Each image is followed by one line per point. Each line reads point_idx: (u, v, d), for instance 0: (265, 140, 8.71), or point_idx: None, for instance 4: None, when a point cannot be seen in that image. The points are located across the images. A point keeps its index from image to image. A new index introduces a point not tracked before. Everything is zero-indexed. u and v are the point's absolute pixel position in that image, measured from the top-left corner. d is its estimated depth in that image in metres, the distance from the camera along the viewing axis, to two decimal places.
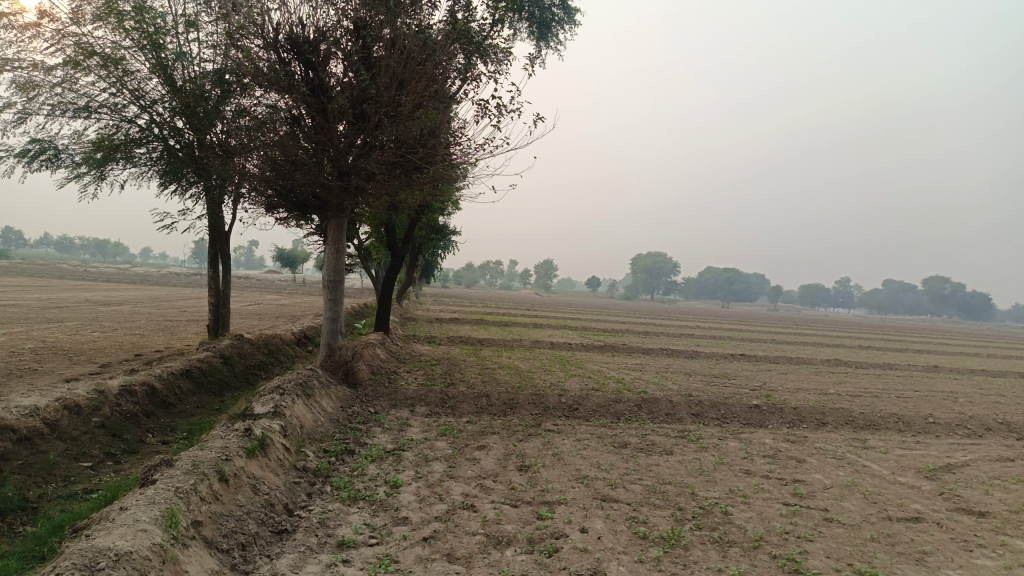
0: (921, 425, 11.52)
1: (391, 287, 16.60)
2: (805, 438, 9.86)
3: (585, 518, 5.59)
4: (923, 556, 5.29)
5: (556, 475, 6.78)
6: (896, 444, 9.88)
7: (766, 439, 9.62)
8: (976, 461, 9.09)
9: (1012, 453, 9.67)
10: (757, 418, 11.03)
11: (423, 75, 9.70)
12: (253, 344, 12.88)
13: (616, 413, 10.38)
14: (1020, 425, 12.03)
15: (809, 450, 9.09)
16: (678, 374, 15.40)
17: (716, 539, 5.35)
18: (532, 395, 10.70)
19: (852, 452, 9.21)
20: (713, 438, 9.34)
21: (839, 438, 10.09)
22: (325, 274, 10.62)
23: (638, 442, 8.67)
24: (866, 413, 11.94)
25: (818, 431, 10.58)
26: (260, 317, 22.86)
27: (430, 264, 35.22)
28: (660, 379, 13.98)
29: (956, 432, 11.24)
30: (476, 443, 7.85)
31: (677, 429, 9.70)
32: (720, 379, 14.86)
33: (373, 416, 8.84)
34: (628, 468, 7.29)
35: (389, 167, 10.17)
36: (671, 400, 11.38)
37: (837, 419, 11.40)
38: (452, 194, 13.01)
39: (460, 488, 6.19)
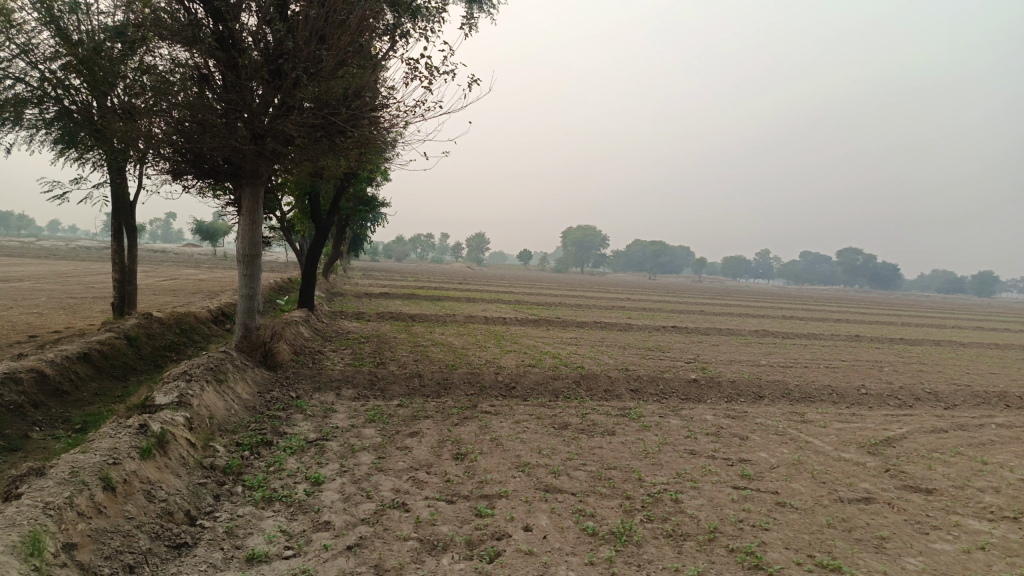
0: (855, 396, 11.53)
1: (315, 261, 15.68)
2: (746, 413, 9.67)
3: (528, 514, 5.09)
4: (882, 543, 5.03)
5: (495, 464, 6.26)
6: (833, 418, 9.80)
7: (708, 415, 9.34)
8: (912, 433, 9.04)
9: (944, 424, 9.71)
10: (696, 392, 10.82)
11: (347, 29, 8.89)
12: (162, 323, 11.83)
13: (555, 391, 9.95)
14: (946, 393, 12.21)
15: (750, 426, 8.85)
16: (613, 347, 15.15)
17: (669, 533, 4.95)
18: (467, 373, 10.14)
19: (793, 427, 9.03)
20: (655, 416, 9.02)
21: (778, 412, 9.93)
22: (239, 247, 9.73)
23: (579, 422, 8.25)
24: (801, 385, 11.89)
25: (757, 405, 10.41)
26: (175, 292, 21.52)
27: (358, 237, 34.06)
28: (596, 353, 13.68)
29: (888, 403, 11.31)
30: (408, 430, 7.25)
31: (618, 407, 9.33)
32: (655, 353, 14.67)
33: (293, 402, 8.12)
34: (571, 452, 6.84)
35: (310, 128, 9.37)
36: (610, 375, 11.03)
37: (773, 392, 11.30)
38: (380, 160, 12.23)
39: (390, 482, 5.60)
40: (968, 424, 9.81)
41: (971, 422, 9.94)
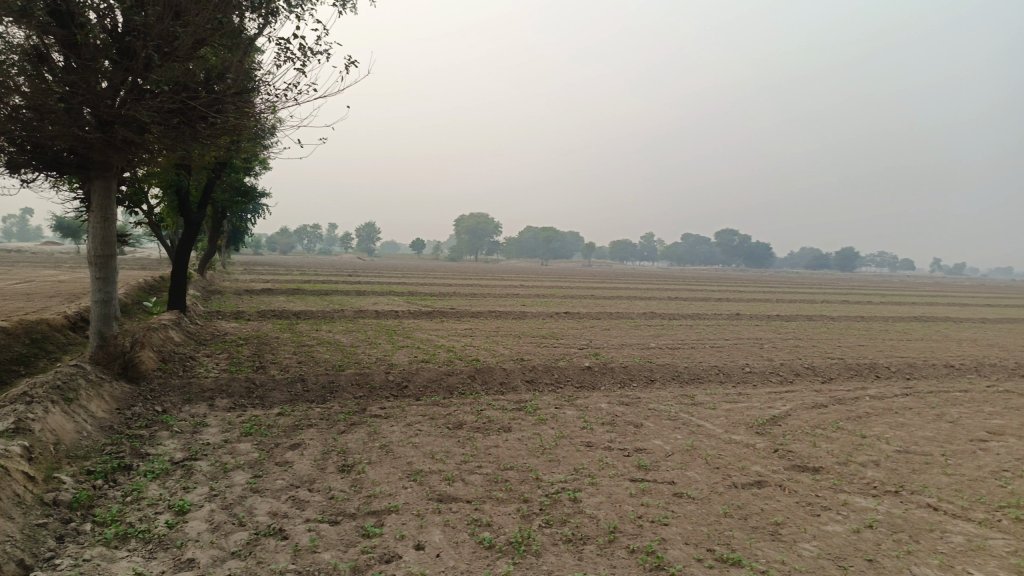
0: (740, 374, 11.82)
1: (186, 259, 14.55)
2: (639, 398, 9.65)
3: (420, 530, 4.73)
4: (776, 529, 4.99)
5: (384, 474, 5.85)
6: (722, 398, 9.96)
7: (602, 403, 9.24)
8: (795, 410, 9.29)
9: (823, 398, 10.08)
10: (590, 380, 10.76)
11: (205, 5, 8.09)
12: (8, 334, 10.57)
13: (449, 387, 9.59)
14: (822, 367, 12.78)
15: (645, 411, 8.78)
16: (507, 336, 14.95)
17: (568, 537, 4.72)
18: (355, 373, 9.59)
19: (685, 410, 9.06)
20: (551, 407, 8.84)
21: (670, 395, 9.98)
22: (90, 248, 8.82)
23: (474, 420, 7.93)
24: (689, 366, 12.08)
25: (649, 390, 10.45)
26: (29, 297, 19.56)
27: (237, 229, 32.19)
28: (490, 344, 13.42)
29: (770, 380, 11.69)
30: (288, 442, 6.70)
31: (513, 401, 9.07)
32: (549, 341, 14.59)
33: (159, 418, 7.36)
34: (465, 454, 6.51)
35: (167, 114, 8.53)
36: (504, 367, 10.77)
37: (664, 375, 11.42)
38: (252, 148, 11.43)
39: (267, 505, 5.09)
40: (844, 398, 10.22)
41: (847, 395, 10.38)
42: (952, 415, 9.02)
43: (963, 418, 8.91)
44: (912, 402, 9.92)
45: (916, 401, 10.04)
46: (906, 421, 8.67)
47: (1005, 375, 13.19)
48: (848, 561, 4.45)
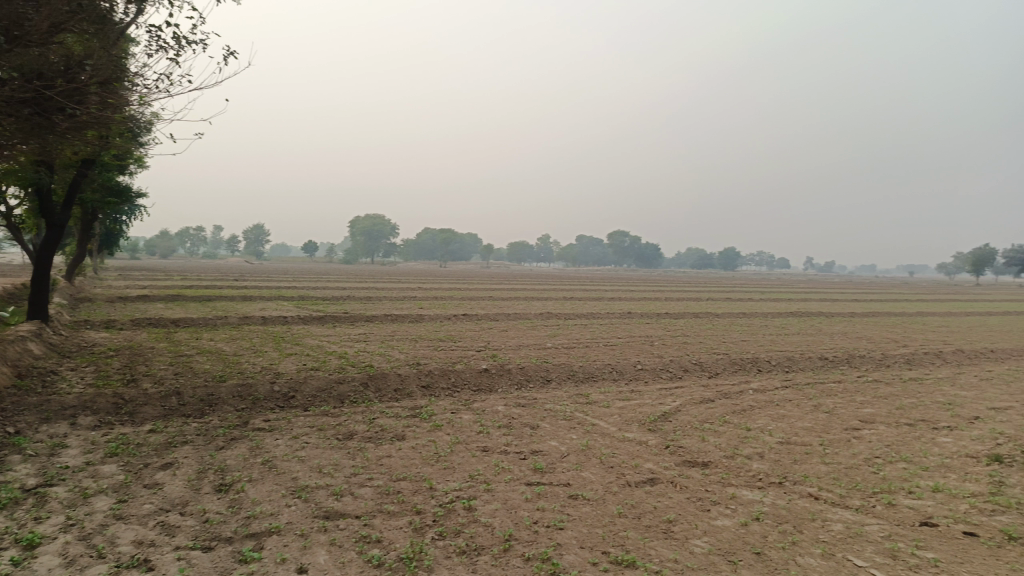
0: (632, 371, 12.00)
1: (48, 264, 13.36)
2: (535, 399, 9.58)
3: (304, 551, 4.44)
4: (669, 527, 4.98)
5: (266, 493, 5.48)
6: (616, 395, 10.03)
7: (498, 405, 9.11)
8: (685, 405, 9.42)
9: (711, 393, 10.36)
10: (486, 383, 10.62)
11: None
12: None
13: (339, 396, 9.20)
14: (709, 363, 13.20)
15: (540, 412, 8.69)
16: (402, 341, 14.61)
17: (462, 549, 4.56)
18: (238, 385, 9.03)
19: (580, 408, 9.03)
20: (446, 413, 8.62)
21: (565, 394, 9.96)
22: None
23: (365, 430, 7.61)
24: (584, 365, 12.16)
25: (545, 390, 10.42)
26: None
27: (110, 232, 30.10)
28: (384, 349, 13.06)
29: (661, 376, 11.93)
30: (159, 462, 6.19)
31: (407, 408, 8.79)
32: (445, 343, 14.36)
33: (9, 440, 6.63)
34: (355, 467, 6.22)
35: (17, 105, 7.72)
36: (398, 372, 10.45)
37: (560, 374, 11.43)
38: (119, 142, 10.60)
39: (134, 533, 4.65)
40: (730, 392, 10.56)
41: (733, 390, 10.73)
42: (828, 406, 9.49)
43: (838, 408, 9.38)
44: (792, 395, 10.37)
45: (795, 394, 10.52)
46: (787, 413, 9.03)
47: (872, 366, 14.11)
48: (737, 555, 4.51)
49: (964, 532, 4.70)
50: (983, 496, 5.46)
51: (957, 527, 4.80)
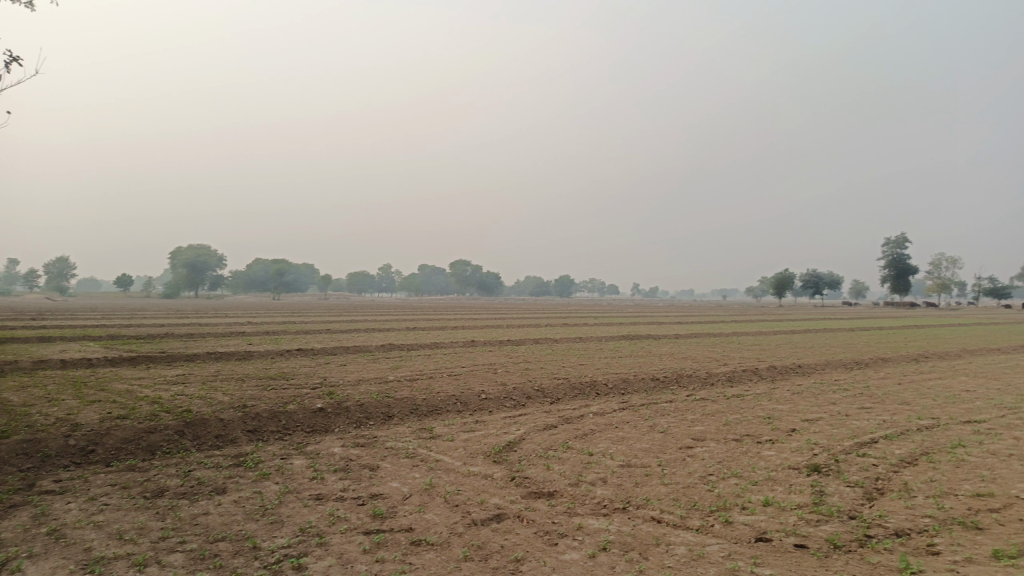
0: (475, 401, 11.76)
1: None
2: (374, 438, 9.04)
3: None
4: (517, 566, 4.69)
5: (50, 572, 4.62)
6: (459, 427, 9.72)
7: (334, 447, 8.51)
8: (529, 432, 9.21)
9: (554, 419, 10.33)
10: (322, 423, 9.94)
11: None
12: None
13: (151, 448, 8.19)
14: (551, 388, 13.26)
15: (380, 451, 8.19)
16: (228, 381, 13.47)
17: None
18: (23, 441, 7.77)
19: (422, 443, 8.61)
20: (275, 460, 7.91)
21: (407, 430, 9.50)
22: None
23: (179, 485, 6.76)
24: (426, 396, 11.76)
25: (385, 427, 9.91)
26: None
27: None
28: (207, 391, 11.93)
29: (505, 404, 11.79)
30: None
31: (231, 456, 7.97)
32: (276, 381, 13.40)
33: None
34: (165, 530, 5.45)
35: None
36: (221, 417, 9.52)
37: (400, 409, 10.95)
38: None
39: None
40: (572, 417, 10.60)
41: (574, 415, 10.78)
42: (663, 426, 9.78)
43: (672, 427, 9.69)
44: (630, 417, 10.59)
45: (632, 415, 10.76)
46: (626, 435, 9.14)
47: (699, 384, 14.89)
48: None
49: (795, 545, 4.85)
50: (807, 506, 5.72)
51: (788, 540, 4.95)
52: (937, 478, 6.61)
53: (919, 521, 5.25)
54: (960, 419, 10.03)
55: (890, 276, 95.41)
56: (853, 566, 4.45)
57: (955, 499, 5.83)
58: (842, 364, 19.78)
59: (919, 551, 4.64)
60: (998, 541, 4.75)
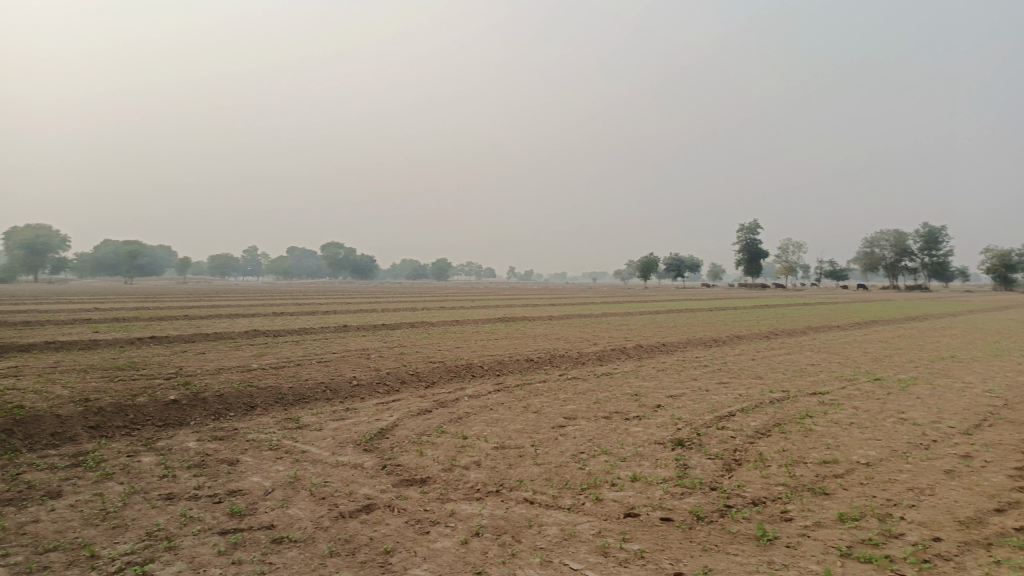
0: (346, 387, 11.36)
1: None
2: (235, 430, 8.52)
3: None
4: (387, 558, 4.51)
5: None
6: (328, 415, 9.35)
7: (189, 442, 7.92)
8: (402, 418, 8.98)
9: (428, 404, 10.16)
10: (177, 416, 9.25)
11: None
12: None
13: None
14: (425, 372, 13.07)
15: (241, 444, 7.71)
16: (68, 373, 12.28)
17: None
18: None
19: (288, 433, 8.19)
20: (122, 457, 7.26)
21: (271, 420, 9.03)
22: None
23: (4, 490, 6.04)
24: (294, 384, 11.25)
25: (248, 418, 9.37)
26: None
27: None
28: (42, 385, 10.81)
29: (377, 390, 11.49)
30: None
31: (68, 456, 7.23)
32: (125, 373, 12.37)
33: None
34: None
35: None
36: (59, 413, 8.63)
37: (265, 398, 10.40)
38: None
39: None
40: (446, 400, 10.47)
41: (449, 398, 10.66)
42: (537, 406, 9.85)
43: (545, 407, 9.78)
44: (504, 398, 10.61)
45: (507, 396, 10.79)
46: (501, 417, 9.14)
47: (571, 364, 15.19)
48: None
49: (662, 518, 4.98)
50: (672, 480, 5.91)
51: (655, 514, 5.07)
52: (788, 447, 7.05)
53: (773, 489, 5.55)
54: (807, 392, 10.81)
55: (744, 258, 102.09)
56: (715, 536, 4.62)
57: (805, 467, 6.22)
58: (702, 342, 20.90)
59: (774, 518, 4.88)
60: (842, 505, 5.10)
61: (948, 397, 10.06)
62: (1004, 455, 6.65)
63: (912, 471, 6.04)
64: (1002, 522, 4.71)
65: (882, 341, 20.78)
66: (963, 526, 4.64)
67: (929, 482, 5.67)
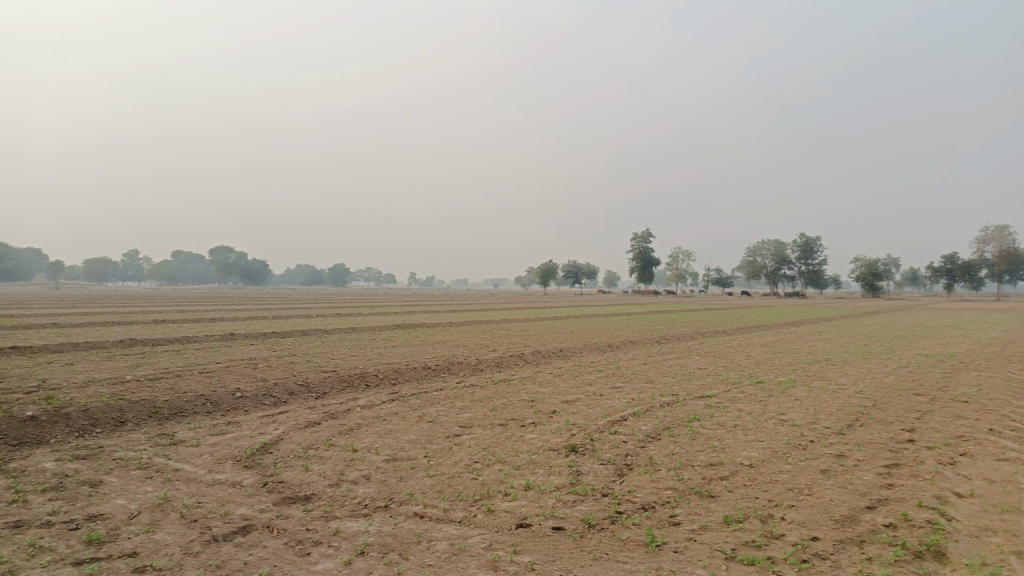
0: (229, 400, 10.74)
1: None
2: (100, 448, 7.83)
3: None
4: None
5: None
6: (208, 430, 8.78)
7: (46, 463, 7.20)
8: (288, 432, 8.55)
9: (317, 416, 9.74)
10: (33, 435, 8.41)
11: None
12: None
13: None
14: (316, 382, 12.58)
15: (106, 464, 7.08)
16: None
17: None
18: None
19: (161, 451, 7.61)
20: None
21: (143, 437, 8.37)
22: None
23: None
24: (171, 397, 10.52)
25: (117, 435, 8.65)
26: None
27: None
28: None
29: (264, 402, 10.93)
30: None
31: None
32: None
33: None
34: None
35: None
36: None
37: (137, 413, 9.66)
38: None
39: None
40: (336, 412, 10.08)
41: (340, 409, 10.28)
42: (431, 415, 9.65)
43: (440, 416, 9.59)
44: (398, 408, 10.33)
45: (401, 406, 10.51)
46: (393, 427, 8.87)
47: (468, 371, 15.05)
48: None
49: (553, 528, 4.92)
50: (564, 488, 5.88)
51: (546, 524, 5.01)
52: (676, 451, 7.19)
53: (662, 493, 5.61)
54: (696, 395, 11.14)
55: (638, 266, 105.31)
56: (606, 544, 4.60)
57: (692, 469, 6.35)
58: (598, 347, 21.26)
59: (663, 523, 4.92)
60: (727, 507, 5.21)
61: (824, 398, 10.64)
62: (873, 453, 7.05)
63: (792, 471, 6.29)
64: (873, 519, 4.95)
65: (763, 345, 21.87)
66: (838, 524, 4.84)
67: (807, 481, 5.91)
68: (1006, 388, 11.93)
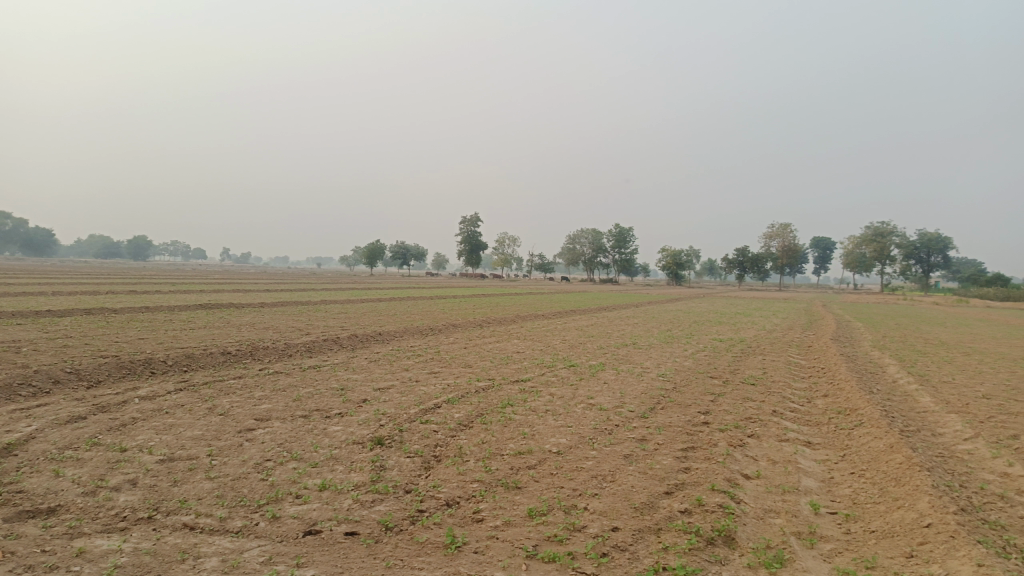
0: None
1: None
2: None
3: None
4: None
5: None
6: None
7: None
8: (43, 429, 7.35)
9: (84, 409, 8.51)
10: None
11: None
12: None
13: None
14: (89, 369, 11.07)
15: None
16: None
17: None
18: None
19: None
20: None
21: None
22: None
23: None
24: None
25: None
26: None
27: None
28: None
29: (19, 394, 9.39)
30: None
31: None
32: None
33: None
34: None
35: None
36: None
37: None
38: None
39: None
40: (110, 404, 8.87)
41: (114, 401, 9.06)
42: (224, 408, 8.75)
43: (234, 408, 8.75)
44: (186, 399, 9.31)
45: (190, 397, 9.48)
46: (176, 422, 7.93)
47: (275, 357, 14.06)
48: None
49: (345, 534, 4.51)
50: (363, 486, 5.47)
51: (338, 530, 4.58)
52: (486, 440, 7.01)
53: (467, 487, 5.38)
54: (510, 380, 11.13)
55: (465, 250, 105.96)
56: (402, 549, 4.27)
57: (500, 460, 6.20)
58: (418, 331, 20.89)
59: (465, 521, 4.68)
60: (531, 500, 5.08)
61: (630, 382, 11.03)
62: (673, 437, 7.32)
63: (597, 457, 6.33)
64: (670, 506, 5.04)
65: (577, 329, 22.69)
66: (637, 513, 4.86)
67: (610, 468, 5.96)
68: (786, 371, 13.13)
